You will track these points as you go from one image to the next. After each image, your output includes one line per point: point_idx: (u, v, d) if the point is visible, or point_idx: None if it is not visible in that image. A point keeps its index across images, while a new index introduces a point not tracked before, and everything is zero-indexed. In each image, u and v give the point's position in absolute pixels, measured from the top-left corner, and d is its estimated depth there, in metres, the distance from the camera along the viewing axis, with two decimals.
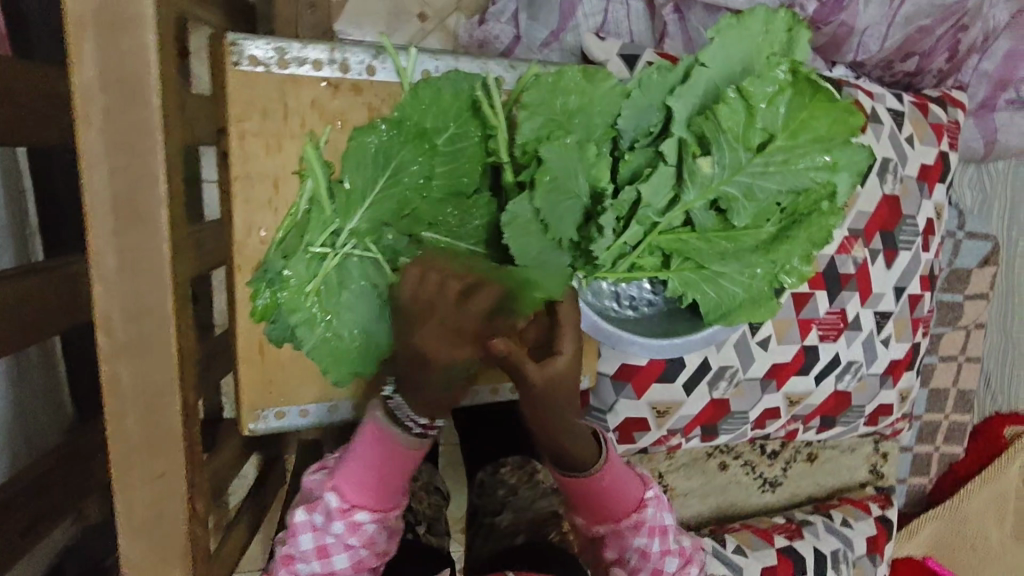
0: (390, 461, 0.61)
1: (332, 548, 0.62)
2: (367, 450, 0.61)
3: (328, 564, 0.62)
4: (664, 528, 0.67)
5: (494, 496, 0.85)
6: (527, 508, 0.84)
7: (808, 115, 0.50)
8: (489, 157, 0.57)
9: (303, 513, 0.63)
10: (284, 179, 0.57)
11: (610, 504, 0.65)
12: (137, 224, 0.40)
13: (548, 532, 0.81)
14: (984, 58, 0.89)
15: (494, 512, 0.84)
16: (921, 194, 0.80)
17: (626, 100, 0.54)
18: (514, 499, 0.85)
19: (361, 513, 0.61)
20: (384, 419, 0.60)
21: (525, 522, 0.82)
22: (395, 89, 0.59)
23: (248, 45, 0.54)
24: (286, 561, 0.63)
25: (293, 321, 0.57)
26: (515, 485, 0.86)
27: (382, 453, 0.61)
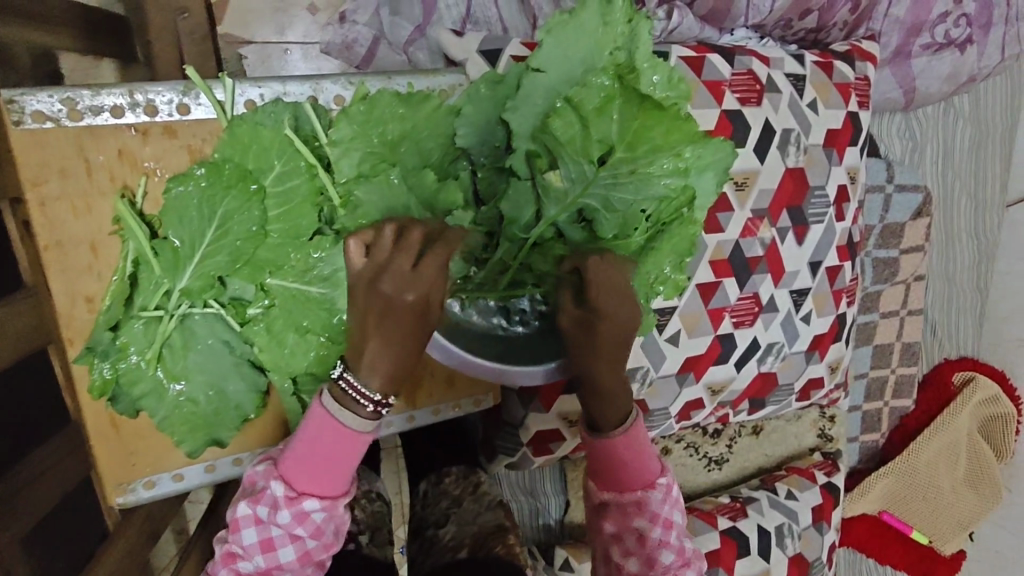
0: (348, 444, 0.48)
1: (278, 541, 0.50)
2: (317, 435, 0.48)
3: (273, 559, 0.50)
4: (671, 522, 0.60)
5: (438, 507, 0.82)
6: (471, 521, 0.79)
7: (641, 125, 0.44)
8: (322, 195, 0.52)
9: (246, 504, 0.50)
10: (103, 241, 0.52)
11: (629, 475, 0.58)
12: None
13: (492, 546, 0.75)
14: (893, 2, 0.82)
15: (437, 524, 0.80)
16: (830, 163, 0.76)
17: (457, 118, 0.51)
18: (458, 511, 0.80)
19: (310, 501, 0.49)
20: (334, 399, 0.47)
21: (468, 537, 0.77)
22: (215, 126, 0.54)
23: (28, 100, 0.48)
24: (227, 559, 0.51)
25: (136, 394, 0.53)
26: (458, 496, 0.82)
27: (350, 442, 0.48)
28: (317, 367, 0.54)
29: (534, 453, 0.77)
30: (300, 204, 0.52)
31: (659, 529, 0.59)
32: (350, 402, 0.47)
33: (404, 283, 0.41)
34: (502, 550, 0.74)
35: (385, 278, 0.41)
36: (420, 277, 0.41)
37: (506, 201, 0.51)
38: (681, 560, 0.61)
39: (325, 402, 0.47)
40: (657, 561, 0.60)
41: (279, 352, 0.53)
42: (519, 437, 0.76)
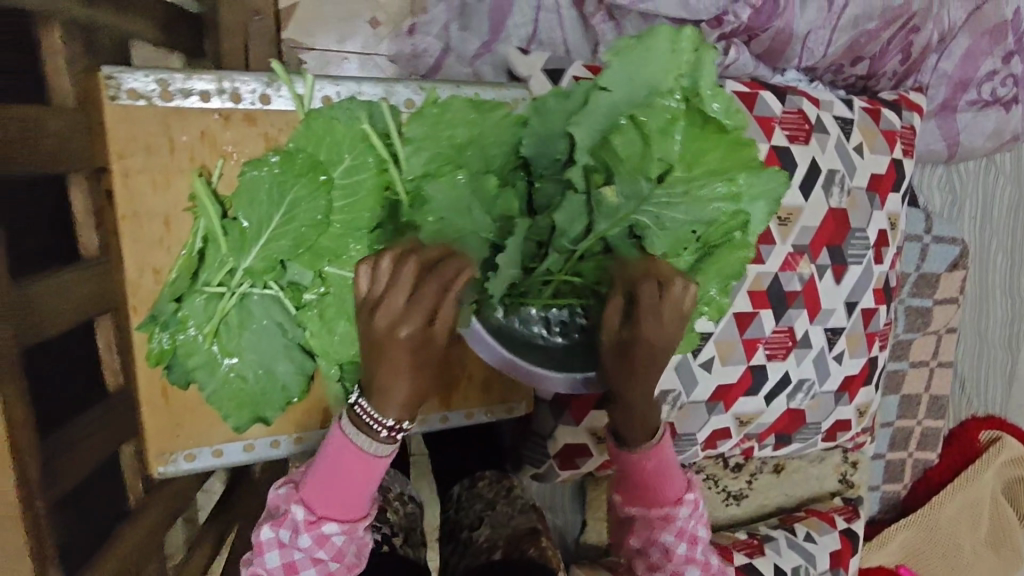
0: (363, 471, 0.51)
1: (301, 564, 0.54)
2: (340, 458, 0.51)
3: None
4: (694, 536, 0.65)
5: (472, 510, 0.84)
6: (505, 524, 0.81)
7: (701, 147, 0.47)
8: (388, 192, 0.54)
9: (269, 527, 0.55)
10: (176, 216, 0.55)
11: (654, 492, 0.62)
12: None
13: (526, 548, 0.77)
14: (942, 57, 0.84)
15: (471, 526, 0.82)
16: (872, 206, 0.77)
17: (524, 129, 0.53)
18: (491, 513, 0.83)
19: (329, 524, 0.53)
20: (351, 420, 0.49)
21: (501, 539, 0.79)
22: (293, 118, 0.57)
23: (125, 78, 0.51)
24: None
25: (190, 366, 0.55)
26: (491, 499, 0.84)
27: (367, 468, 0.50)
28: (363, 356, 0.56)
29: (560, 466, 0.78)
30: (366, 197, 0.54)
31: (684, 544, 0.64)
32: (366, 424, 0.49)
33: (412, 321, 0.42)
34: (535, 552, 0.76)
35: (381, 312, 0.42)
36: (420, 303, 0.42)
37: (560, 212, 0.52)
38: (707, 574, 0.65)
39: (343, 423, 0.50)
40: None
41: (328, 339, 0.56)
42: (546, 449, 0.77)
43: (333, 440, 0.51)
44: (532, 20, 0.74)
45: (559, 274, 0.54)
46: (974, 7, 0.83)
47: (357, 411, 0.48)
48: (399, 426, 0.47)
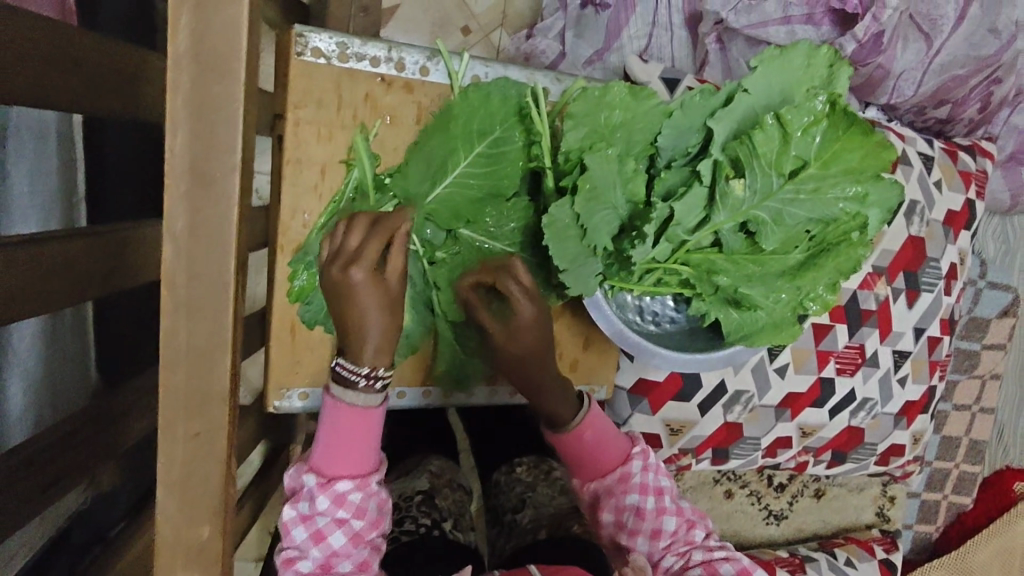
0: (362, 426, 0.56)
1: (326, 529, 0.56)
2: (337, 426, 0.55)
3: (326, 548, 0.56)
4: (659, 489, 0.68)
5: (514, 494, 0.90)
6: (546, 504, 0.87)
7: (840, 146, 0.52)
8: (532, 162, 0.59)
9: (289, 506, 0.57)
10: (332, 167, 0.59)
11: (598, 459, 0.68)
12: (209, 189, 0.38)
13: (570, 525, 0.82)
14: (1014, 112, 0.89)
15: (515, 509, 0.88)
16: (946, 239, 0.82)
17: (667, 120, 0.56)
18: (533, 496, 0.88)
19: (342, 483, 0.56)
20: (337, 387, 0.55)
21: (545, 518, 0.84)
22: (445, 90, 0.62)
23: (312, 38, 0.57)
24: (287, 564, 0.57)
25: (328, 305, 0.60)
26: (531, 482, 0.90)
27: (363, 419, 0.55)
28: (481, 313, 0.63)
29: None
30: (510, 165, 0.59)
31: (649, 498, 0.67)
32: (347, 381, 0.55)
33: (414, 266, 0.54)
34: (579, 529, 0.80)
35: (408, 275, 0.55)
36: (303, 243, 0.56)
37: (681, 202, 0.55)
38: (684, 523, 0.67)
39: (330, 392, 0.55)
40: (663, 531, 0.66)
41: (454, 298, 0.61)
42: None
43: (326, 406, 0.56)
44: (646, 35, 0.80)
45: (666, 261, 0.59)
46: None
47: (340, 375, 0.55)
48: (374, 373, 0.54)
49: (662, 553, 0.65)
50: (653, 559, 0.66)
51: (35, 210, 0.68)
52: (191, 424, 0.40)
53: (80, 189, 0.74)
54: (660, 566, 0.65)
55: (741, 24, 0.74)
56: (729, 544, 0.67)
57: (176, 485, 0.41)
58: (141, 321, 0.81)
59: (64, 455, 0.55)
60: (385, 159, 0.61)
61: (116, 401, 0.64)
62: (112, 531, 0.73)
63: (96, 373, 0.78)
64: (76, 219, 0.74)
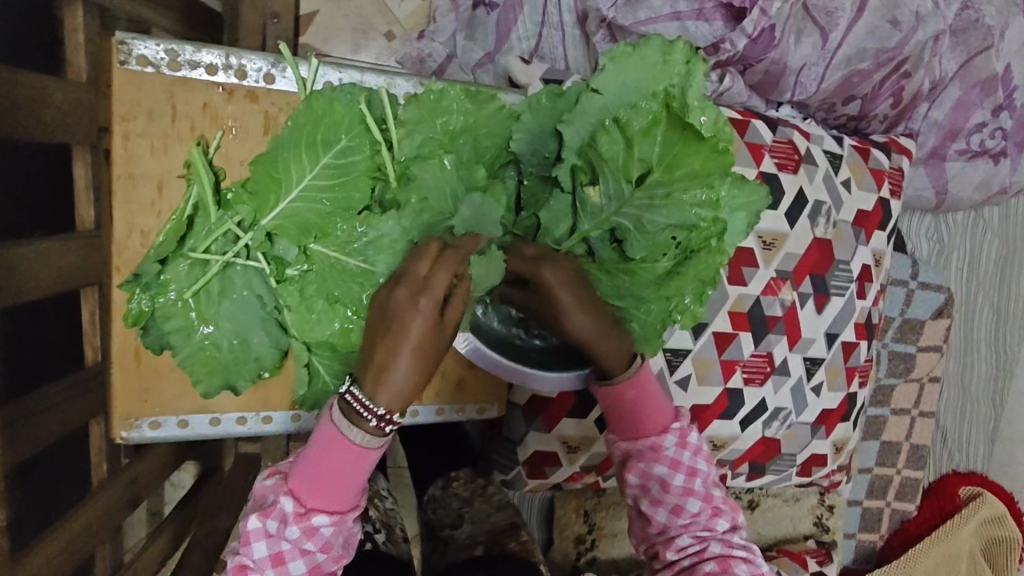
0: (352, 465, 0.49)
1: (288, 555, 0.52)
2: (331, 454, 0.49)
3: (284, 572, 0.52)
4: (692, 468, 0.62)
5: (450, 509, 0.86)
6: (483, 519, 0.83)
7: (680, 150, 0.47)
8: (378, 173, 0.53)
9: (256, 518, 0.52)
10: (170, 182, 0.56)
11: (639, 422, 0.62)
12: None
13: (506, 542, 0.80)
14: (933, 106, 0.86)
15: (452, 525, 0.84)
16: (857, 241, 0.78)
17: (516, 123, 0.54)
18: (470, 511, 0.85)
19: (319, 517, 0.50)
20: (341, 411, 0.48)
21: (481, 534, 0.81)
22: (294, 98, 0.58)
23: (137, 45, 0.54)
24: (237, 571, 0.53)
25: (166, 329, 0.56)
26: (468, 496, 0.86)
27: (354, 462, 0.49)
28: (338, 339, 0.55)
29: (527, 474, 0.78)
30: (358, 174, 0.53)
31: (681, 474, 0.61)
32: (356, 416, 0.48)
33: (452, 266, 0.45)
34: (516, 548, 0.78)
35: (405, 285, 0.45)
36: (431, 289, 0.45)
37: (546, 211, 0.55)
38: (709, 510, 0.61)
39: (333, 411, 0.49)
40: (685, 510, 0.61)
41: (306, 316, 0.55)
42: (516, 455, 0.78)
43: (323, 434, 0.49)
44: (536, 35, 0.77)
45: None
46: (966, 59, 0.84)
47: (347, 400, 0.48)
48: (389, 417, 0.47)
49: (679, 531, 0.61)
50: (666, 534, 0.62)
51: None
52: None
53: None
54: (673, 542, 0.61)
55: (629, 21, 0.71)
56: (751, 544, 0.62)
57: None
58: None
59: None
60: (230, 173, 0.58)
61: None
62: None
63: None
64: None
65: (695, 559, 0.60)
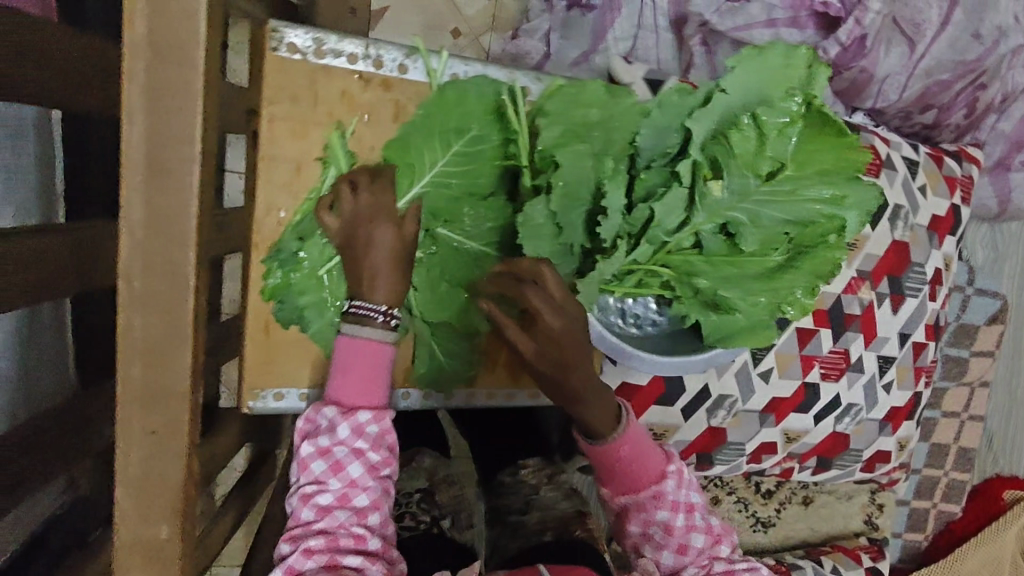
0: (379, 361, 0.54)
1: (346, 460, 0.53)
2: (358, 364, 0.54)
3: (346, 477, 0.53)
4: (690, 505, 0.63)
5: (518, 495, 0.86)
6: (551, 507, 0.84)
7: (811, 147, 0.52)
8: (509, 161, 0.57)
9: (307, 442, 0.54)
10: (306, 164, 0.59)
11: (636, 473, 0.61)
12: (166, 178, 0.37)
13: (574, 529, 0.79)
14: (1001, 118, 0.89)
15: (521, 511, 0.84)
16: (931, 244, 0.81)
17: (644, 118, 0.55)
18: (538, 498, 0.86)
19: (363, 414, 0.54)
20: (349, 328, 0.54)
21: (551, 521, 0.80)
22: (423, 88, 0.61)
23: (288, 33, 0.57)
24: (303, 500, 0.53)
25: (302, 303, 0.59)
26: (538, 484, 0.88)
27: (379, 355, 0.54)
28: (454, 314, 0.62)
29: None
30: (484, 162, 0.58)
31: (682, 515, 0.62)
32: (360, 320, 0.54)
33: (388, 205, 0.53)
34: (584, 535, 0.78)
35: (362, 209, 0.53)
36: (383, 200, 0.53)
37: (661, 204, 0.54)
38: (711, 539, 0.63)
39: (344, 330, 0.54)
40: (691, 547, 0.62)
41: (429, 296, 0.60)
42: None
43: (340, 345, 0.54)
44: (632, 37, 0.80)
45: (646, 263, 0.58)
46: None
47: (351, 311, 0.54)
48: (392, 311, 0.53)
49: (683, 564, 0.62)
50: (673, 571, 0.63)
51: (10, 205, 0.68)
52: (146, 423, 0.40)
53: (60, 184, 0.75)
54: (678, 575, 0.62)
55: (726, 26, 0.75)
56: (752, 558, 0.65)
57: (133, 492, 0.40)
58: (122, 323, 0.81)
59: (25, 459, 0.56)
60: (362, 158, 0.60)
61: (86, 401, 0.65)
62: (88, 535, 0.72)
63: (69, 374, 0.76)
64: (54, 215, 0.74)
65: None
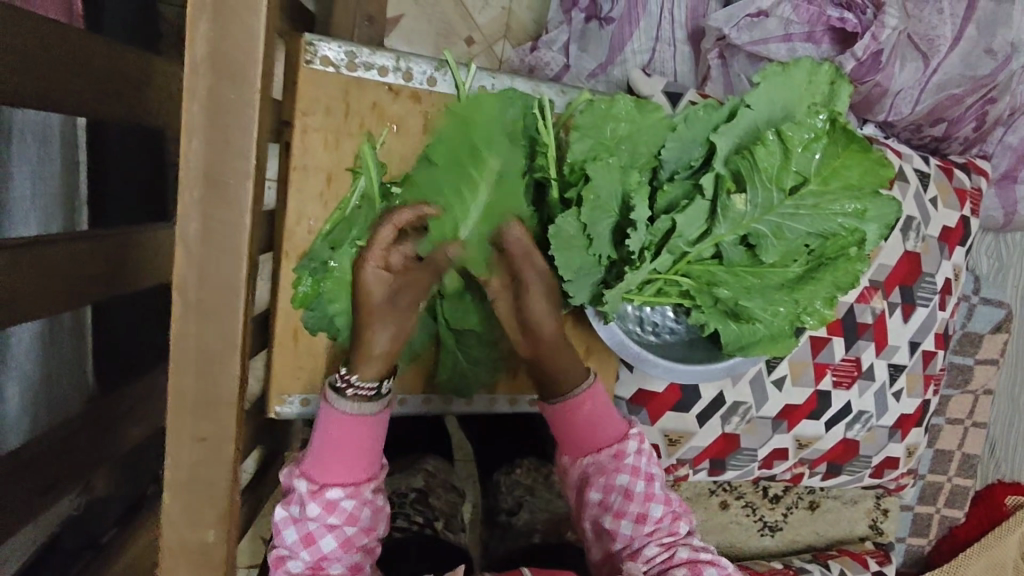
0: (355, 437, 0.55)
1: (317, 533, 0.54)
2: (335, 436, 0.55)
3: (316, 551, 0.54)
4: (650, 474, 0.63)
5: (511, 496, 0.91)
6: (542, 509, 0.88)
7: (840, 162, 0.53)
8: (537, 173, 0.59)
9: (282, 507, 0.55)
10: (337, 174, 0.60)
11: (597, 432, 0.63)
12: (223, 193, 0.39)
13: (565, 532, 0.86)
14: (1009, 131, 0.91)
15: (511, 512, 0.89)
16: (941, 255, 0.83)
17: (672, 133, 0.57)
18: (530, 500, 0.89)
19: (334, 491, 0.54)
20: (333, 401, 0.55)
21: (540, 523, 0.87)
22: (451, 101, 0.63)
23: (322, 46, 0.58)
24: (277, 562, 0.56)
25: (332, 311, 0.59)
26: (530, 486, 0.90)
27: (354, 434, 0.55)
28: (480, 322, 0.63)
29: None
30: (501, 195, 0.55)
31: (642, 481, 0.62)
32: (343, 394, 0.55)
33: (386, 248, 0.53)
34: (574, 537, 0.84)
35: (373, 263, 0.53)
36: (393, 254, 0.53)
37: (683, 215, 0.55)
38: (670, 514, 0.63)
39: (329, 403, 0.55)
40: (648, 517, 0.62)
41: (456, 305, 0.62)
42: None
43: (322, 416, 0.55)
44: (650, 49, 0.81)
45: (667, 272, 0.59)
46: None
47: (341, 385, 0.55)
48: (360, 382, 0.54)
49: (646, 543, 0.61)
50: (634, 547, 0.61)
51: (36, 212, 0.68)
52: (196, 430, 0.41)
53: (83, 190, 0.74)
54: (640, 555, 0.61)
55: (743, 40, 0.76)
56: (713, 547, 0.64)
57: (182, 496, 0.42)
58: (145, 325, 0.83)
59: (59, 460, 0.58)
60: (391, 168, 0.62)
61: (113, 404, 0.66)
62: (107, 536, 0.73)
63: (94, 376, 0.77)
64: (77, 221, 0.74)
65: (664, 567, 0.60)
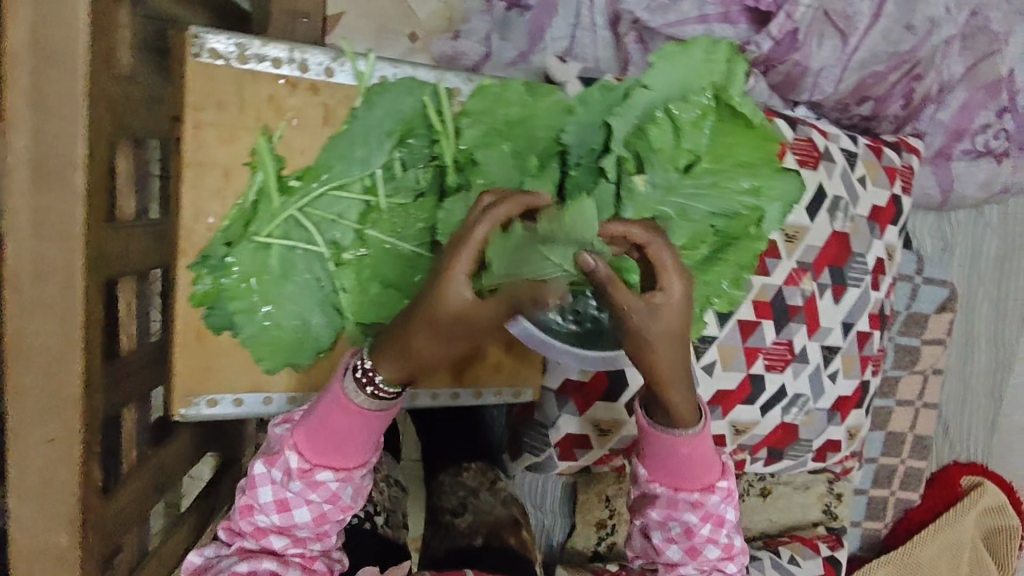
0: (357, 426, 0.52)
1: (293, 502, 0.54)
2: (340, 417, 0.52)
3: (288, 518, 0.55)
4: (721, 518, 0.60)
5: (455, 496, 0.86)
6: (486, 511, 0.83)
7: (730, 141, 0.52)
8: (433, 162, 0.57)
9: (262, 463, 0.55)
10: (235, 169, 0.59)
11: (689, 473, 0.57)
12: (54, 184, 0.40)
13: (505, 536, 0.80)
14: (939, 108, 0.89)
15: (454, 512, 0.83)
16: (872, 234, 0.83)
17: (569, 116, 0.55)
18: (474, 501, 0.84)
19: (323, 472, 0.53)
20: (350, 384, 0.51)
21: (482, 526, 0.81)
22: (352, 91, 0.61)
23: (209, 39, 0.57)
24: (245, 512, 0.56)
25: (233, 309, 0.58)
26: (475, 487, 0.86)
27: (360, 421, 0.52)
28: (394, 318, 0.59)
29: (560, 457, 0.81)
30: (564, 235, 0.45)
31: (708, 526, 0.59)
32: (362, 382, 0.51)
33: (472, 257, 0.42)
34: (514, 542, 0.79)
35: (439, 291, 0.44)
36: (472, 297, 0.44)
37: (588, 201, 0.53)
38: (722, 554, 0.62)
39: (345, 386, 0.51)
40: (699, 552, 0.61)
41: (362, 299, 0.58)
42: (547, 437, 0.80)
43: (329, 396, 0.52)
44: (569, 36, 0.82)
45: None
46: (972, 63, 0.88)
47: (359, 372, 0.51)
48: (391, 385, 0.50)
49: (684, 561, 0.61)
50: (668, 562, 0.62)
51: None
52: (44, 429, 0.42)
53: None
54: (676, 568, 0.62)
55: (658, 22, 0.77)
56: None
57: (33, 494, 0.42)
58: None
59: None
60: (292, 162, 0.60)
61: None
62: None
63: None
64: None
65: None
